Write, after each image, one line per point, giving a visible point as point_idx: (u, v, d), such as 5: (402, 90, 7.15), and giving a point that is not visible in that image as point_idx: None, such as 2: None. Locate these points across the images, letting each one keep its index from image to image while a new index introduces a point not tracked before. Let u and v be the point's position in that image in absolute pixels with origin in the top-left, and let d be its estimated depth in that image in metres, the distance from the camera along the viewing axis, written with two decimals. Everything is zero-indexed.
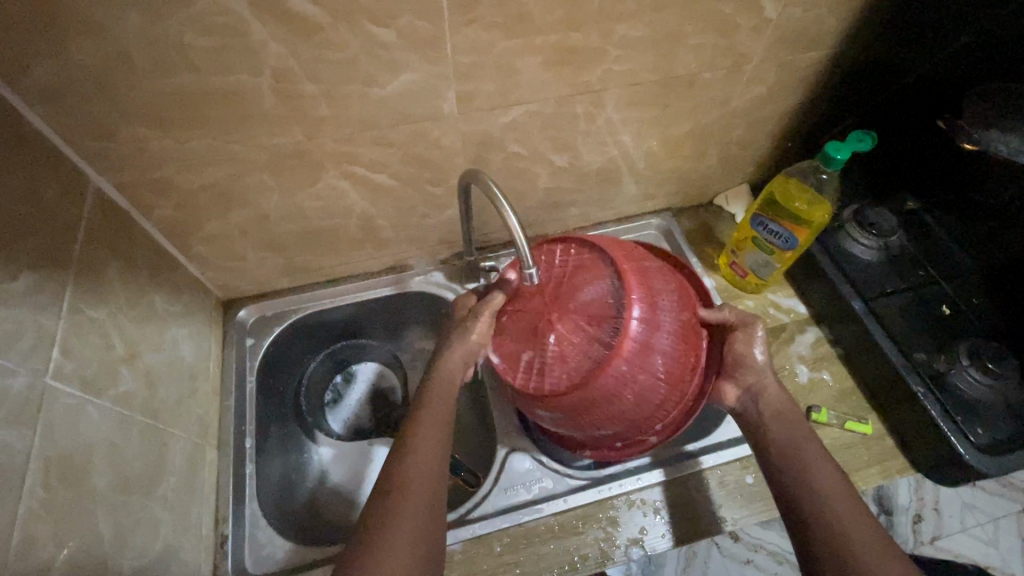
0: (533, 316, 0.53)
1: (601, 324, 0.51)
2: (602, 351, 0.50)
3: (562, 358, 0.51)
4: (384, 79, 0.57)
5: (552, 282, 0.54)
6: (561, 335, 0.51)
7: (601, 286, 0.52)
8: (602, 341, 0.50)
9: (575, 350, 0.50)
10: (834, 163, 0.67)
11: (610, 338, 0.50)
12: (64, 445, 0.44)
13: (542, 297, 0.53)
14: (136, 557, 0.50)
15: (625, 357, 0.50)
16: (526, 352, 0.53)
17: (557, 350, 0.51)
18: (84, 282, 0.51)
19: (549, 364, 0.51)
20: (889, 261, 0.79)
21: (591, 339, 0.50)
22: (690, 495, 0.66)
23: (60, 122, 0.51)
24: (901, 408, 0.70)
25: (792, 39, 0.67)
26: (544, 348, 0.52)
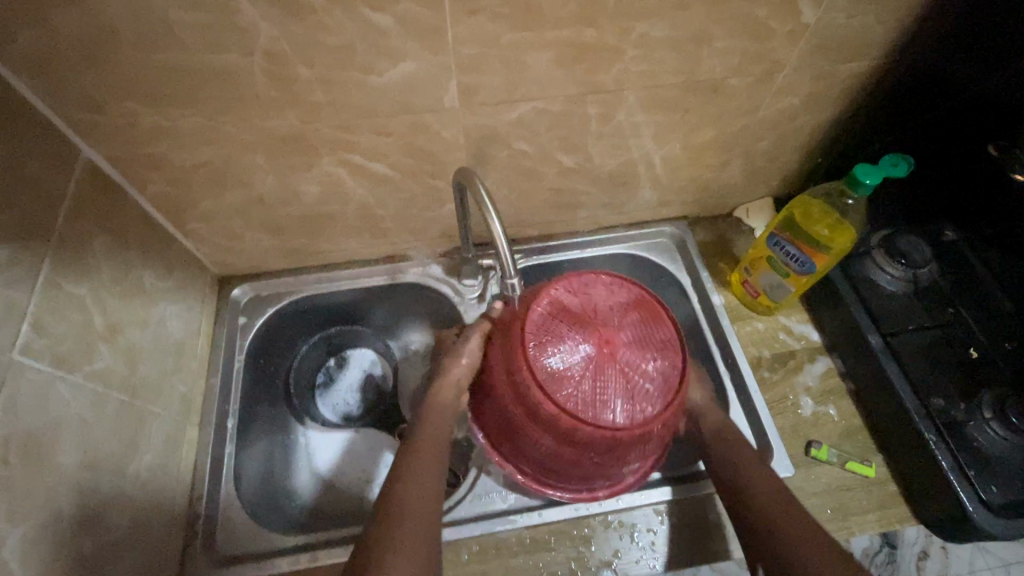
0: (592, 347, 0.49)
1: (663, 363, 0.50)
2: (661, 386, 0.50)
3: (626, 395, 0.49)
4: (383, 67, 0.54)
5: (603, 314, 0.51)
6: (624, 369, 0.49)
7: (648, 319, 0.52)
8: (663, 375, 0.50)
9: (639, 386, 0.49)
10: (862, 187, 0.62)
11: (670, 374, 0.51)
12: (28, 423, 0.44)
13: (598, 330, 0.50)
14: (100, 534, 0.50)
15: (680, 391, 0.51)
16: (584, 386, 0.48)
17: (621, 386, 0.49)
18: (65, 256, 0.51)
19: (613, 400, 0.48)
20: (917, 294, 0.73)
21: (653, 372, 0.50)
22: (699, 519, 0.64)
23: (48, 91, 0.50)
24: (908, 455, 0.65)
25: (831, 48, 0.61)
26: (605, 379, 0.49)
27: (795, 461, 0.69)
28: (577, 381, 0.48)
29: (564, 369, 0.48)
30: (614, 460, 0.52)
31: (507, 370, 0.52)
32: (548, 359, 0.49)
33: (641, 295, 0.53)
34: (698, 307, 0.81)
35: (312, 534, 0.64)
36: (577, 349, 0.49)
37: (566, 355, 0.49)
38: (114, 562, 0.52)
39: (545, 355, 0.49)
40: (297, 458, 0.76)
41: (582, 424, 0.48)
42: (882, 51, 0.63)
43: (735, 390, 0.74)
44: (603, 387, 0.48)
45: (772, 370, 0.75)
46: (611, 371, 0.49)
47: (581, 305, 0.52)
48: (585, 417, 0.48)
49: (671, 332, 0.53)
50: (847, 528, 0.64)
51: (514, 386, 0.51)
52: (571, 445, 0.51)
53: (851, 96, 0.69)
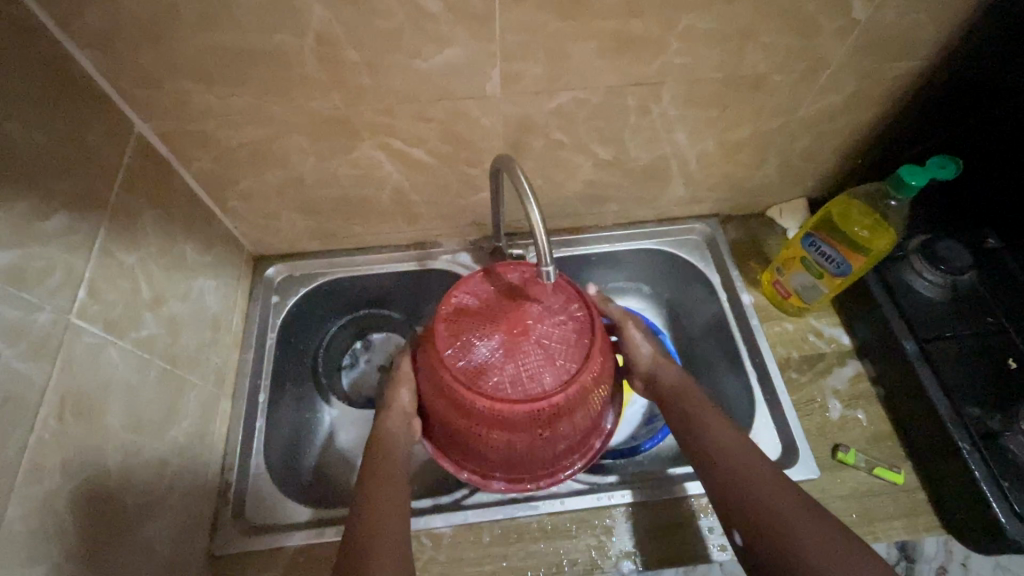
0: (500, 333, 0.50)
1: (574, 324, 0.51)
2: (581, 339, 0.51)
3: (548, 363, 0.49)
4: (429, 53, 0.55)
5: (507, 300, 0.52)
6: (540, 339, 0.50)
7: (552, 288, 0.53)
8: (579, 332, 0.51)
9: (559, 349, 0.50)
10: (907, 188, 0.61)
11: (585, 328, 0.51)
12: (82, 383, 0.46)
13: (501, 316, 0.50)
14: (140, 495, 0.52)
15: (597, 339, 0.51)
16: (508, 373, 0.49)
17: (539, 357, 0.49)
18: (117, 228, 0.53)
19: (539, 371, 0.49)
20: (954, 301, 0.72)
21: (569, 333, 0.51)
22: (670, 521, 0.63)
23: (107, 67, 0.52)
24: (939, 462, 0.64)
25: (880, 46, 0.60)
26: (524, 358, 0.49)
27: (821, 464, 0.68)
28: (498, 369, 0.49)
29: (483, 363, 0.49)
30: (563, 432, 0.51)
31: (436, 386, 0.52)
32: (467, 361, 0.49)
33: (535, 268, 0.54)
34: (726, 306, 0.80)
35: (319, 512, 0.65)
36: (488, 338, 0.50)
37: (479, 349, 0.50)
38: (152, 522, 0.53)
39: (463, 357, 0.49)
40: (323, 434, 0.78)
41: (518, 405, 0.48)
42: (931, 50, 0.62)
43: (762, 390, 0.74)
44: (524, 365, 0.49)
45: (800, 372, 0.75)
46: (525, 349, 0.49)
47: (483, 300, 0.52)
48: (522, 394, 0.48)
49: (576, 291, 0.54)
50: (873, 534, 0.63)
51: (449, 399, 0.51)
52: (517, 432, 0.50)
53: (896, 96, 0.68)
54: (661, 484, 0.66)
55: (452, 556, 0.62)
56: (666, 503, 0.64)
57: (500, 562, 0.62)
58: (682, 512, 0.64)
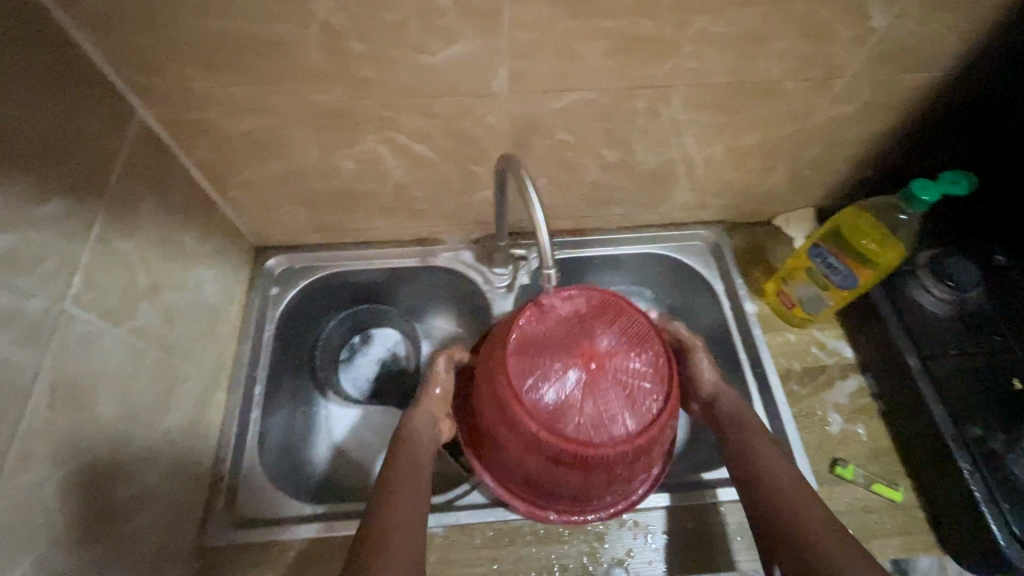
0: (576, 368, 0.47)
1: (647, 356, 0.49)
2: (654, 374, 0.49)
3: (628, 404, 0.47)
4: (436, 48, 0.54)
5: (580, 329, 0.49)
6: (619, 377, 0.48)
7: (622, 313, 0.51)
8: (654, 365, 0.49)
9: (637, 387, 0.48)
10: (919, 203, 0.60)
11: (657, 358, 0.50)
12: (73, 371, 0.45)
13: (573, 348, 0.48)
14: (131, 485, 0.52)
15: (670, 372, 0.50)
16: (587, 415, 0.46)
17: (619, 396, 0.47)
18: (116, 214, 0.52)
19: (619, 412, 0.47)
20: (961, 318, 0.70)
21: (644, 367, 0.49)
22: (701, 526, 0.63)
23: (109, 51, 0.51)
24: (938, 482, 0.63)
25: (897, 55, 0.59)
26: (605, 398, 0.47)
27: (818, 478, 0.67)
28: (577, 410, 0.46)
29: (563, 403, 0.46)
30: (636, 470, 0.50)
31: (502, 422, 0.49)
32: (540, 399, 0.47)
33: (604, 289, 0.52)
34: (728, 315, 0.79)
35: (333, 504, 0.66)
36: (563, 373, 0.47)
37: (555, 387, 0.47)
38: (142, 513, 0.53)
39: (539, 395, 0.47)
40: (318, 430, 0.77)
41: (594, 450, 0.46)
42: (949, 62, 0.61)
43: (761, 401, 0.73)
44: (604, 406, 0.47)
45: (801, 384, 0.74)
46: (605, 387, 0.47)
47: (555, 327, 0.49)
48: (602, 438, 0.46)
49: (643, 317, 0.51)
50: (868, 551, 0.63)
51: (516, 434, 0.48)
52: (596, 475, 0.48)
53: (910, 107, 0.67)
54: (691, 487, 0.66)
55: (443, 558, 0.62)
56: (700, 508, 0.65)
57: (490, 565, 0.61)
58: (712, 517, 0.64)
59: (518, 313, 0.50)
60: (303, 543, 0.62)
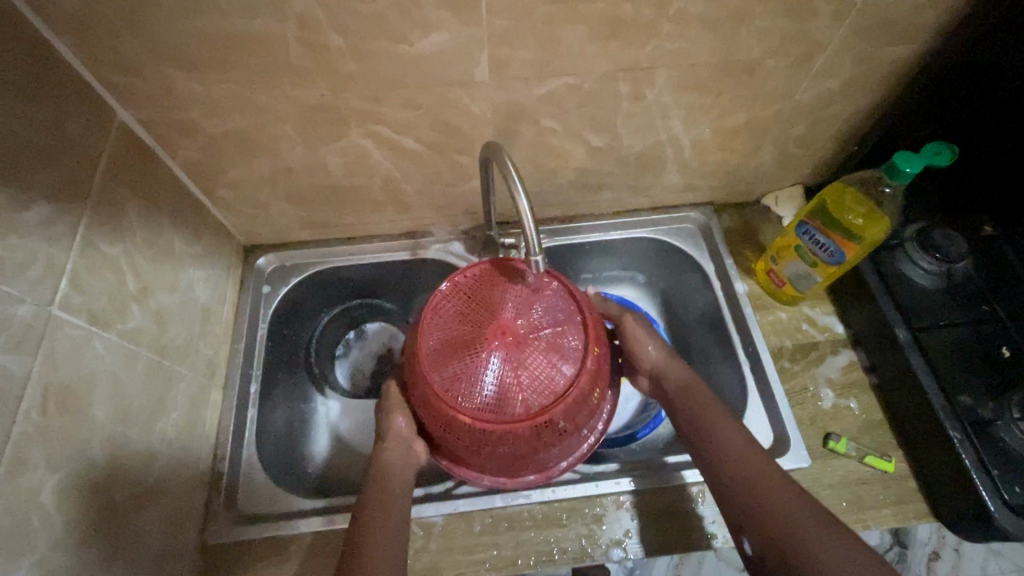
0: (492, 346, 0.51)
1: (546, 310, 0.54)
2: (563, 307, 0.54)
3: (553, 354, 0.52)
4: (415, 38, 0.53)
5: (483, 314, 0.53)
6: (533, 332, 0.52)
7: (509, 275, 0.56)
8: (557, 304, 0.54)
9: (554, 337, 0.53)
10: (901, 175, 0.60)
11: (559, 292, 0.55)
12: (66, 377, 0.46)
13: (486, 335, 0.52)
14: (128, 487, 0.52)
15: (575, 299, 0.55)
16: (525, 385, 0.51)
17: (543, 350, 0.52)
18: (101, 218, 0.52)
19: (551, 367, 0.51)
20: (948, 290, 0.71)
21: (551, 311, 0.54)
22: (670, 508, 0.64)
23: (85, 54, 0.51)
24: (929, 451, 0.64)
25: (879, 29, 0.59)
26: (530, 363, 0.51)
27: (812, 453, 0.68)
28: (515, 385, 0.51)
29: (500, 386, 0.51)
30: (596, 405, 0.55)
31: (461, 434, 0.52)
32: (480, 398, 0.51)
33: (487, 266, 0.56)
34: (719, 295, 0.80)
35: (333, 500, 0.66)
36: (480, 359, 0.51)
37: (483, 376, 0.51)
38: (142, 514, 0.54)
39: (476, 393, 0.51)
40: (317, 427, 0.77)
41: (550, 407, 0.50)
42: (933, 34, 0.60)
43: (753, 378, 0.74)
44: (536, 368, 0.51)
45: (793, 361, 0.74)
46: (527, 355, 0.51)
47: (457, 326, 0.53)
48: (555, 396, 0.51)
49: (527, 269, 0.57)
50: (862, 521, 0.64)
51: (475, 437, 0.52)
52: (564, 429, 0.53)
53: (894, 81, 0.67)
54: (660, 471, 0.66)
55: (443, 545, 0.62)
56: (665, 491, 0.65)
57: (490, 551, 0.62)
58: (680, 500, 0.64)
59: (422, 330, 0.54)
60: (303, 538, 0.62)
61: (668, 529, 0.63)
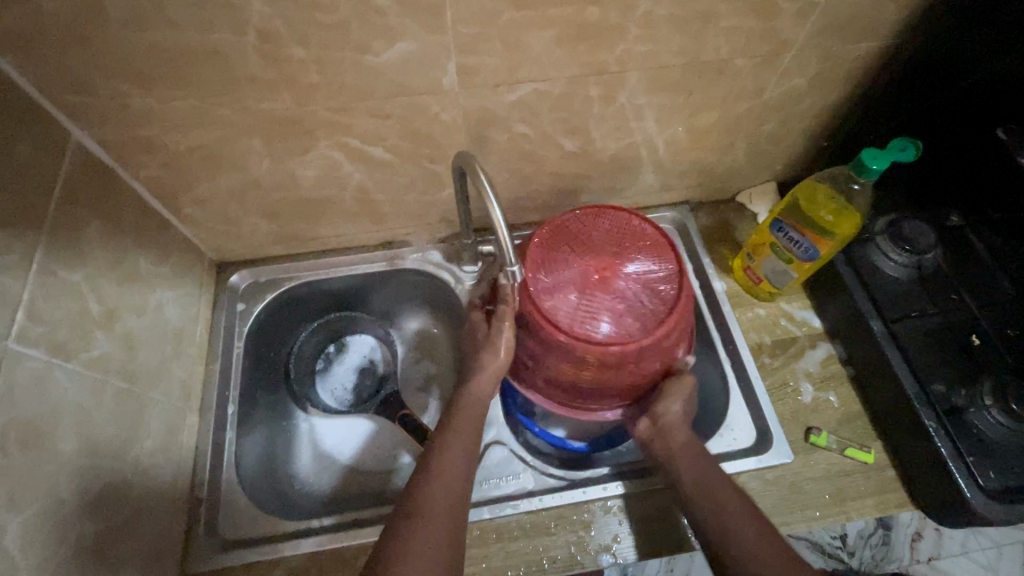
0: (589, 267, 0.54)
1: (647, 290, 0.54)
2: (654, 311, 0.53)
3: (611, 317, 0.53)
4: (380, 47, 0.52)
5: (611, 244, 0.56)
6: (620, 292, 0.53)
7: (658, 252, 0.57)
8: (656, 305, 0.54)
9: (625, 308, 0.53)
10: (869, 172, 0.61)
11: (671, 302, 0.54)
12: (26, 412, 0.44)
13: (592, 253, 0.55)
14: (101, 520, 0.50)
15: (669, 318, 0.53)
16: (574, 305, 0.53)
17: (613, 306, 0.53)
18: (59, 244, 0.50)
19: (601, 318, 0.52)
20: (919, 281, 0.73)
21: (647, 299, 0.54)
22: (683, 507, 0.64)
23: (34, 72, 0.49)
24: (906, 441, 0.65)
25: (842, 27, 0.60)
26: (593, 300, 0.53)
27: (794, 447, 0.69)
28: (568, 297, 0.53)
29: (558, 286, 0.54)
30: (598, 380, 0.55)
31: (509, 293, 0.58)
32: (541, 279, 0.54)
33: (655, 228, 0.58)
34: (698, 293, 0.80)
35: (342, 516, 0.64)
36: (568, 263, 0.55)
37: (559, 273, 0.54)
38: (118, 546, 0.52)
39: (539, 274, 0.55)
40: (301, 445, 0.76)
41: (567, 334, 0.52)
42: (893, 29, 0.61)
43: (735, 375, 0.74)
44: (592, 304, 0.53)
45: (773, 356, 0.75)
46: (601, 292, 0.53)
47: (587, 233, 0.57)
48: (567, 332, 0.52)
49: (674, 263, 0.56)
50: (844, 513, 0.65)
51: (514, 305, 0.56)
52: (562, 360, 0.54)
53: (858, 76, 0.68)
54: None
55: None
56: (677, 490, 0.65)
57: (480, 564, 0.61)
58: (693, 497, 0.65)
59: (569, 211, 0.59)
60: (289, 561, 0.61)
61: (656, 532, 0.63)
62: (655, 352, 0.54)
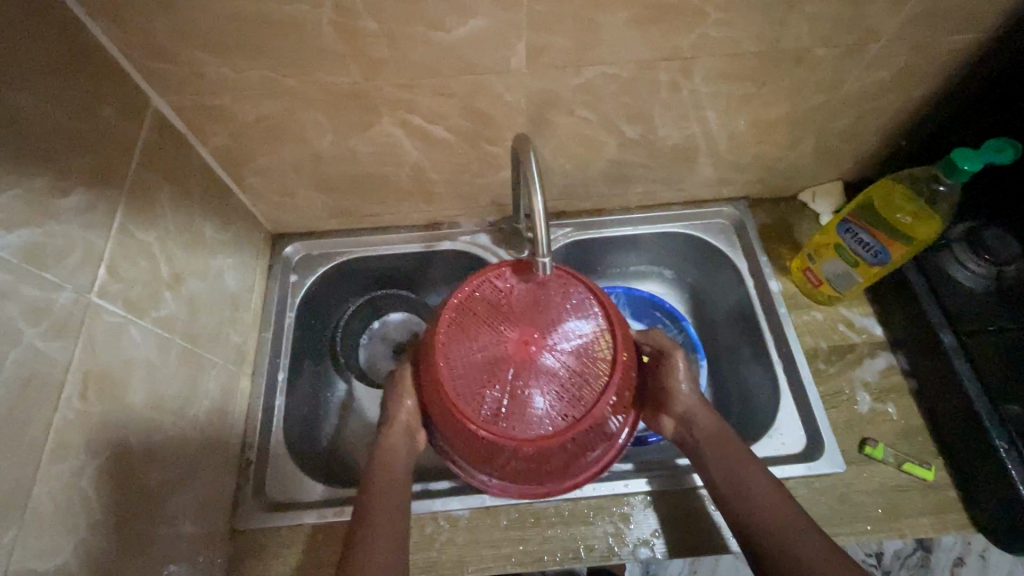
0: (524, 337, 0.50)
1: (508, 406, 0.49)
2: (461, 359, 0.50)
3: (470, 367, 0.50)
4: (453, 24, 0.52)
5: (562, 363, 0.50)
6: (504, 347, 0.50)
7: (494, 416, 0.49)
8: (468, 365, 0.50)
9: (476, 380, 0.49)
10: (959, 174, 0.57)
11: (463, 381, 0.49)
12: (104, 361, 0.46)
13: (542, 340, 0.50)
14: (162, 473, 0.52)
15: (441, 362, 0.50)
16: (487, 322, 0.51)
17: (480, 363, 0.50)
18: (136, 204, 0.52)
19: (469, 353, 0.50)
20: (998, 293, 0.68)
21: (480, 365, 0.50)
22: (689, 515, 0.62)
23: (121, 39, 0.51)
24: (972, 460, 0.62)
25: (938, 17, 0.56)
26: (482, 341, 0.50)
27: (847, 458, 0.66)
28: (492, 316, 0.51)
29: (506, 304, 0.52)
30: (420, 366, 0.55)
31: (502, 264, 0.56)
32: (511, 290, 0.52)
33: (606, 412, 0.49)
34: (752, 292, 0.78)
35: (331, 488, 0.66)
36: (525, 319, 0.51)
37: (560, 310, 0.51)
38: (175, 499, 0.54)
39: (575, 301, 0.52)
40: (341, 416, 0.77)
41: (455, 314, 0.52)
42: (997, 20, 0.57)
43: (786, 379, 0.72)
44: (484, 340, 0.50)
45: (828, 362, 0.72)
46: (503, 351, 0.50)
47: (578, 344, 0.51)
48: (496, 288, 0.52)
49: (479, 417, 0.48)
50: (898, 530, 0.62)
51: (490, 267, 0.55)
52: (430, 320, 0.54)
53: (952, 71, 0.63)
54: (671, 472, 0.65)
55: (469, 539, 0.62)
56: (679, 494, 0.63)
57: (517, 546, 0.62)
58: (707, 501, 0.63)
59: (613, 308, 0.52)
60: (327, 528, 0.62)
61: (696, 530, 0.62)
62: (425, 340, 0.54)
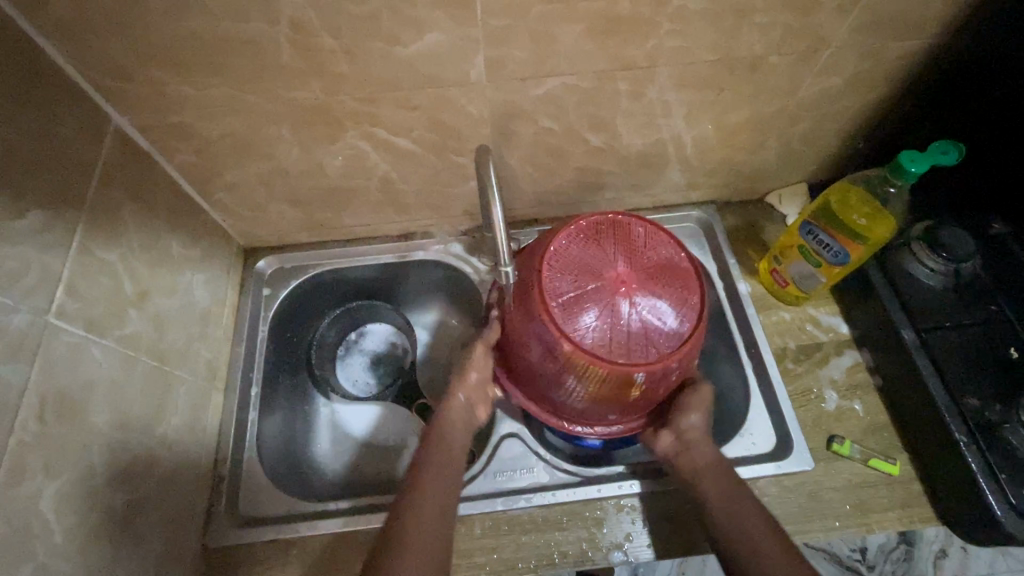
0: (627, 277, 0.52)
1: (567, 310, 0.51)
2: (572, 254, 0.53)
3: (574, 263, 0.53)
4: (409, 38, 0.53)
5: (629, 319, 0.51)
6: (608, 270, 0.52)
7: (554, 303, 0.51)
8: (575, 262, 0.53)
9: (570, 270, 0.52)
10: (907, 175, 0.59)
11: (560, 264, 0.53)
12: (62, 382, 0.46)
13: (636, 294, 0.51)
14: (128, 492, 0.52)
15: (557, 244, 0.53)
16: (616, 247, 0.53)
17: (583, 263, 0.53)
18: (96, 224, 0.52)
19: (585, 255, 0.53)
20: (956, 290, 0.70)
21: (582, 268, 0.52)
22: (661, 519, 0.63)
23: (79, 59, 0.51)
24: (936, 455, 0.63)
25: (884, 25, 0.58)
26: (598, 254, 0.53)
27: (816, 455, 0.67)
28: (622, 250, 0.53)
29: (640, 249, 0.54)
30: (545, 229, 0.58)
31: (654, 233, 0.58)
32: (656, 248, 0.54)
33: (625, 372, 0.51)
34: (721, 294, 0.79)
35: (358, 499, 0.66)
36: (640, 273, 0.52)
37: (668, 293, 0.52)
38: (144, 517, 0.54)
39: (685, 302, 0.53)
40: (319, 428, 0.78)
41: (603, 220, 0.55)
42: (941, 27, 0.59)
43: (756, 380, 0.73)
44: (603, 255, 0.53)
45: (797, 362, 0.73)
46: (608, 271, 0.52)
47: (654, 321, 0.51)
48: (643, 236, 0.55)
49: (546, 293, 0.52)
50: (866, 525, 0.63)
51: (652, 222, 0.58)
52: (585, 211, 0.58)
53: (903, 74, 0.65)
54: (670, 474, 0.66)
55: None
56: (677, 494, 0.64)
57: (490, 555, 0.62)
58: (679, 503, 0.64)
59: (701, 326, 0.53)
60: (304, 541, 0.62)
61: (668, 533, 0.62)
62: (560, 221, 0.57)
